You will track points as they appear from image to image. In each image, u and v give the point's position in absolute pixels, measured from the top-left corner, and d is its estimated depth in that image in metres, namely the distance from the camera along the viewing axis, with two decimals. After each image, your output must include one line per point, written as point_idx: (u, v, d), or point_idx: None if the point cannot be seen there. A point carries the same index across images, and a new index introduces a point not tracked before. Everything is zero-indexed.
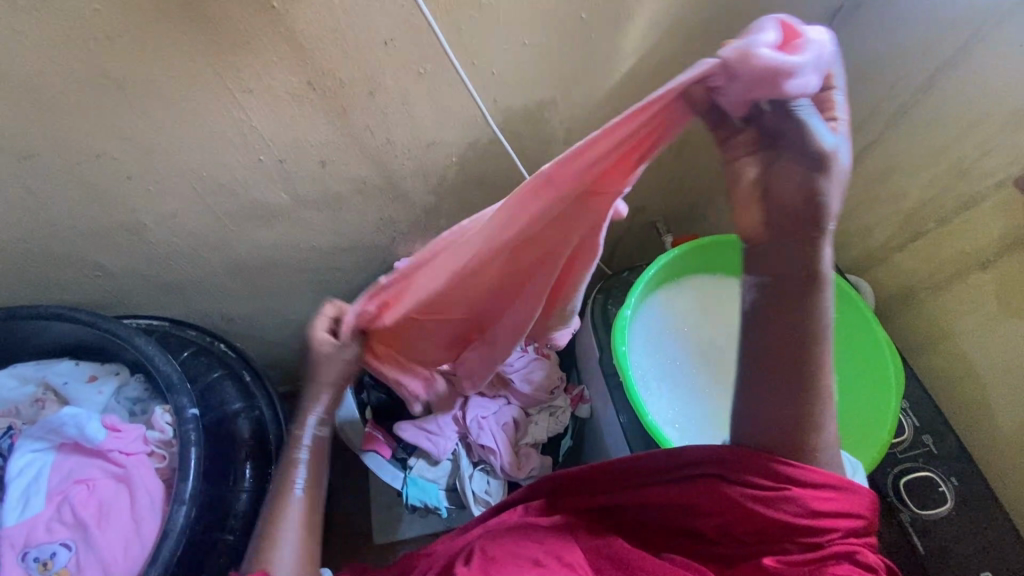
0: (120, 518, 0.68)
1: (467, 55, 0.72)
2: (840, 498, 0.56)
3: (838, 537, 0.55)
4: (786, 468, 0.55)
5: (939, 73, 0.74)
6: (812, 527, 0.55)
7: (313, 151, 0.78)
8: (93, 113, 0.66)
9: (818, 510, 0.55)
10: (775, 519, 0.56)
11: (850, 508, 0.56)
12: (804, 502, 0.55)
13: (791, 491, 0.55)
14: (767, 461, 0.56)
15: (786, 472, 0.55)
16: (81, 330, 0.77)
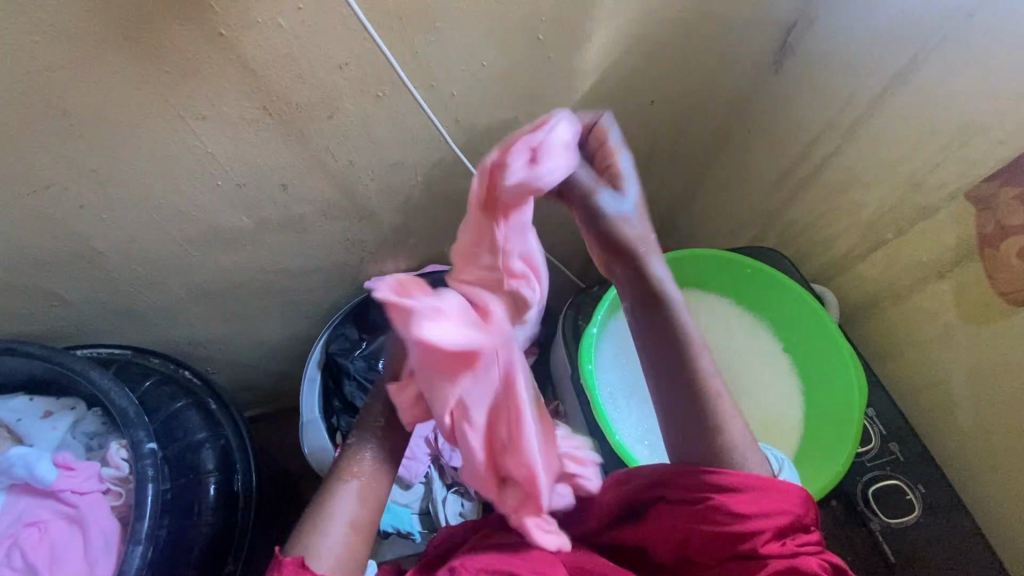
0: (72, 560, 0.67)
1: (425, 77, 0.72)
2: (766, 501, 0.52)
3: (775, 545, 0.51)
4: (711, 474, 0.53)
5: (891, 87, 0.76)
6: (744, 531, 0.51)
7: (274, 175, 0.77)
8: (38, 144, 0.64)
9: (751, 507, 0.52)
10: (707, 530, 0.52)
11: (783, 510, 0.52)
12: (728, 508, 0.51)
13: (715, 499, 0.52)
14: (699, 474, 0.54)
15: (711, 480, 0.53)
16: (33, 364, 0.74)
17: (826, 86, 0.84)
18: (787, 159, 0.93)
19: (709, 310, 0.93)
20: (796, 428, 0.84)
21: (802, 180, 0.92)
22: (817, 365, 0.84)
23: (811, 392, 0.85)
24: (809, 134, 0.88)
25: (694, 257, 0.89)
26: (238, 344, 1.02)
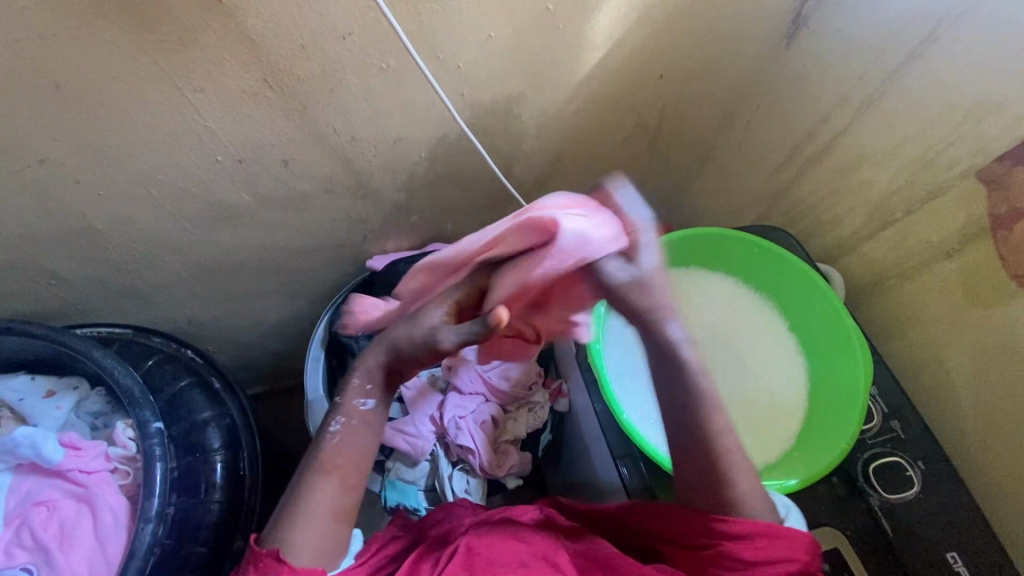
0: (84, 540, 0.66)
1: (430, 48, 0.70)
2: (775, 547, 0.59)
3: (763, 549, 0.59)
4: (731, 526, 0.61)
5: (907, 62, 0.74)
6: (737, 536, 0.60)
7: (275, 151, 0.75)
8: (32, 117, 0.62)
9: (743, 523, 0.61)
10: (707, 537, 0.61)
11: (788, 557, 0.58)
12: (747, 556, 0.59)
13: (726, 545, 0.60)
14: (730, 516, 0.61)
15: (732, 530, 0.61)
16: (34, 343, 0.73)
17: (840, 62, 0.82)
18: (796, 136, 0.92)
19: (715, 289, 0.92)
20: (801, 405, 0.85)
21: (810, 158, 0.91)
22: (823, 342, 0.85)
23: (814, 371, 0.86)
24: (820, 112, 0.87)
25: (701, 235, 0.88)
26: (238, 323, 1.02)
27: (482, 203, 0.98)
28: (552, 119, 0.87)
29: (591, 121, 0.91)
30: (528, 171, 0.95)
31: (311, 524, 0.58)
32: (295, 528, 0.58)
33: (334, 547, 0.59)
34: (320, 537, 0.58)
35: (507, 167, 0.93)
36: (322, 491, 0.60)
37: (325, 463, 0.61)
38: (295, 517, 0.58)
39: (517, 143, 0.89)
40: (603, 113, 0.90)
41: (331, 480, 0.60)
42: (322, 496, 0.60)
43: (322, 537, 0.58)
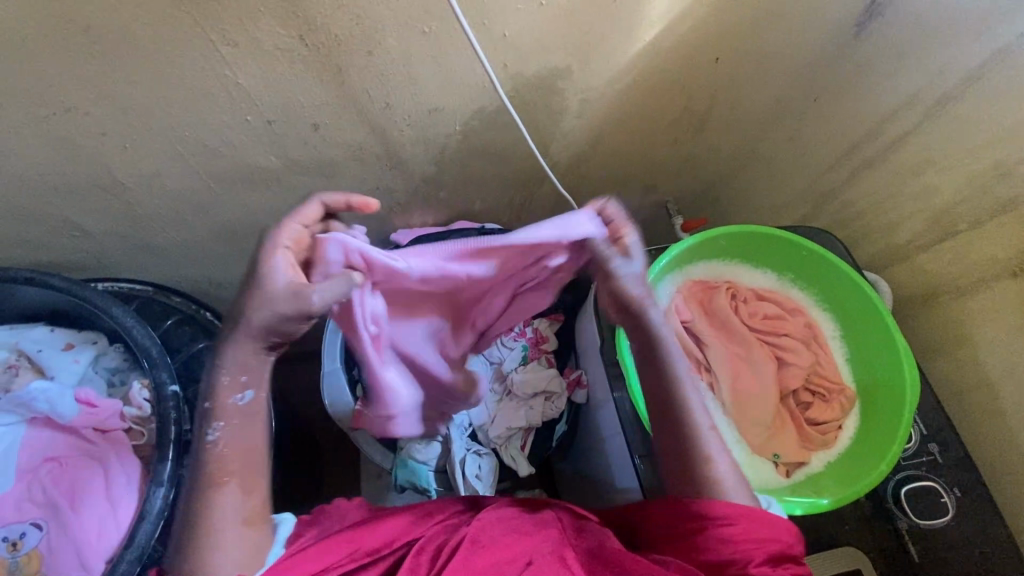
0: (94, 499, 0.65)
1: (476, 14, 0.65)
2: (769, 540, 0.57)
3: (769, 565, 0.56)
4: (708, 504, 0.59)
5: (994, 58, 0.69)
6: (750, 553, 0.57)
7: (305, 113, 0.72)
8: (59, 61, 0.59)
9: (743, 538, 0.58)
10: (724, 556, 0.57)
11: (771, 537, 0.58)
12: (726, 533, 0.58)
13: (714, 526, 0.58)
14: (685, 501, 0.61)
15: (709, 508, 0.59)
16: (53, 295, 0.72)
17: (915, 56, 0.74)
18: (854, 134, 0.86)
19: (758, 288, 0.87)
20: (850, 420, 0.79)
21: (868, 159, 0.86)
22: (869, 358, 0.81)
23: (866, 380, 0.81)
24: (884, 110, 0.81)
25: (748, 233, 0.83)
26: None
27: (512, 182, 0.94)
28: (596, 99, 0.83)
29: (636, 104, 0.85)
30: (565, 151, 0.91)
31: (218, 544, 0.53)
32: (209, 543, 0.53)
33: (259, 553, 0.55)
34: (245, 544, 0.54)
35: (543, 146, 0.88)
36: (224, 502, 0.54)
37: (224, 472, 0.54)
38: (202, 533, 0.53)
39: (556, 121, 0.84)
40: (649, 96, 0.85)
41: (230, 488, 0.54)
42: (227, 503, 0.54)
43: (247, 543, 0.55)
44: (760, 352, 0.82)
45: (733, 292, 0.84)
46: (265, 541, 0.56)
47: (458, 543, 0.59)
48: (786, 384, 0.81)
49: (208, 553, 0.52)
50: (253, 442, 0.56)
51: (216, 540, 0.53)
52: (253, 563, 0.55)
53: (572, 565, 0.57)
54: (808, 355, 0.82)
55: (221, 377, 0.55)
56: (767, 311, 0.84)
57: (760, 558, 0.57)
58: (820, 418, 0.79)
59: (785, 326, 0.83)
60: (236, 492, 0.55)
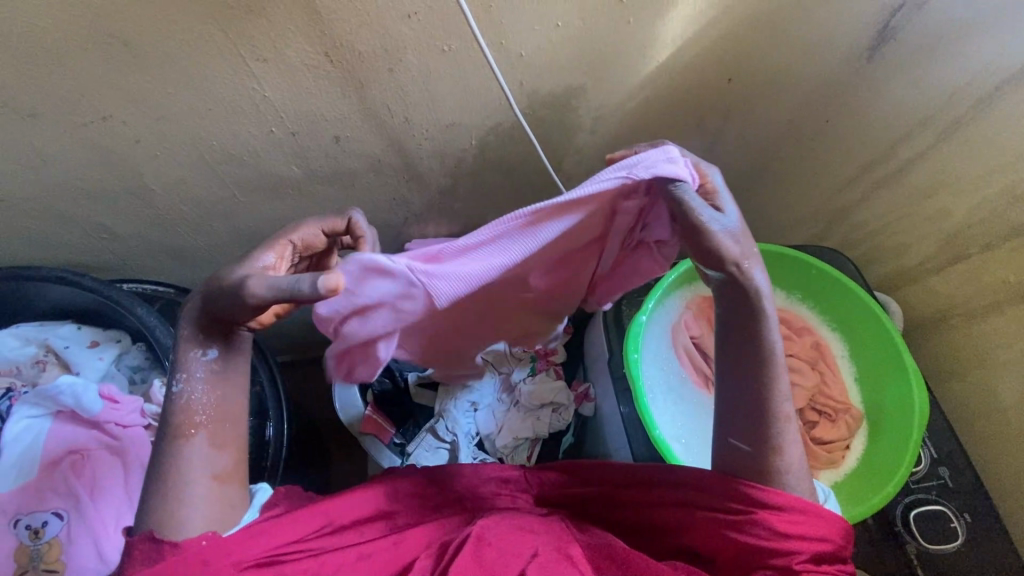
0: (113, 492, 0.67)
1: (495, 34, 0.68)
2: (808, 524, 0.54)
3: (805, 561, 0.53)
4: (754, 487, 0.55)
5: (999, 90, 0.72)
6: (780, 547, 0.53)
7: (328, 126, 0.75)
8: (101, 73, 0.63)
9: (788, 529, 0.54)
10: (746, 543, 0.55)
11: (818, 534, 0.54)
12: (770, 523, 0.54)
13: (757, 513, 0.54)
14: (730, 482, 0.57)
15: (754, 492, 0.55)
16: (83, 295, 0.76)
17: (928, 80, 0.75)
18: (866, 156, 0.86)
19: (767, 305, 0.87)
20: (856, 441, 0.79)
21: (879, 181, 0.86)
22: (878, 378, 0.80)
23: (874, 402, 0.80)
24: (896, 132, 0.82)
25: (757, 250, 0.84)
26: None
27: (525, 196, 0.96)
28: (610, 117, 0.85)
29: (649, 122, 0.87)
30: (578, 167, 0.93)
31: (189, 495, 0.52)
32: (177, 496, 0.52)
33: (230, 509, 0.54)
34: (215, 503, 0.53)
35: (557, 161, 0.90)
36: (193, 453, 0.53)
37: (191, 426, 0.54)
38: (173, 485, 0.52)
39: (570, 137, 0.86)
40: (662, 115, 0.86)
41: (196, 441, 0.54)
42: (196, 456, 0.53)
43: (216, 502, 0.53)
44: None
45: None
46: (238, 500, 0.55)
47: (463, 542, 0.58)
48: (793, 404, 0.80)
49: (178, 506, 0.52)
50: (228, 399, 0.55)
51: (182, 494, 0.52)
52: (227, 520, 0.54)
53: (576, 560, 0.56)
54: (814, 375, 0.81)
55: (199, 331, 0.54)
56: None
57: (804, 555, 0.53)
58: (826, 438, 0.78)
59: (791, 345, 0.83)
60: (207, 444, 0.54)
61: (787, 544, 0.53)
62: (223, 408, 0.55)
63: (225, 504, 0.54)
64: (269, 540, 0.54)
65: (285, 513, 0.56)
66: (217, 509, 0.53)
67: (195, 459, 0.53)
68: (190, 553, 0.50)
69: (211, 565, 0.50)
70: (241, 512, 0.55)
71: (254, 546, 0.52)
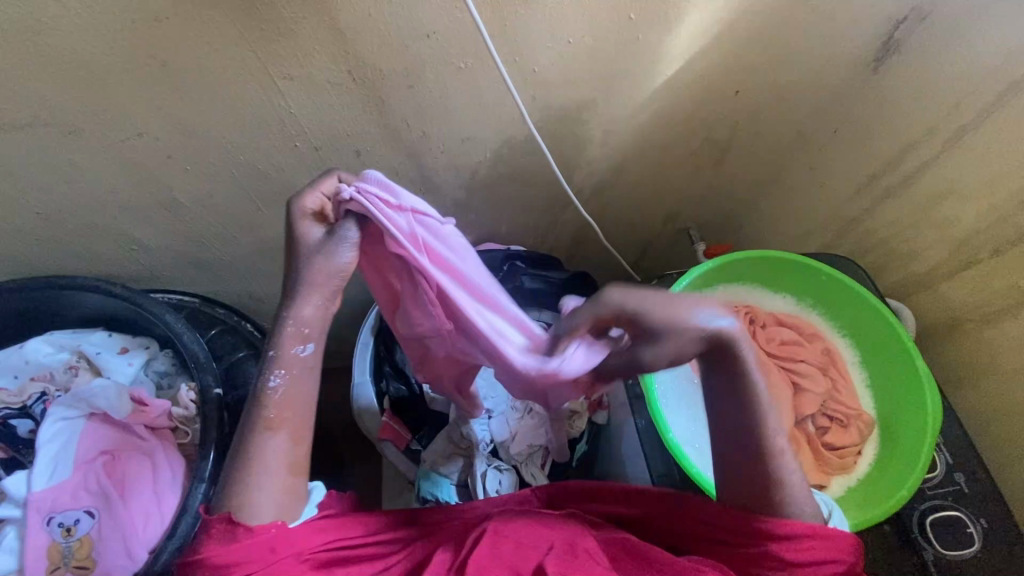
0: (141, 491, 0.69)
1: (509, 51, 0.71)
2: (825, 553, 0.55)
3: None
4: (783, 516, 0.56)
5: (1009, 93, 0.71)
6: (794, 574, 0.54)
7: (349, 141, 0.78)
8: (138, 92, 0.67)
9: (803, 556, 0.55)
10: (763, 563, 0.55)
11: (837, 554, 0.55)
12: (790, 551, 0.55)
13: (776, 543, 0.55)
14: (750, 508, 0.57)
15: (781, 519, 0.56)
16: (115, 302, 0.79)
17: (932, 90, 0.77)
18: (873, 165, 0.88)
19: (777, 312, 0.88)
20: (868, 447, 0.79)
21: (888, 189, 0.87)
22: (889, 384, 0.81)
23: (886, 407, 0.81)
24: (902, 141, 0.83)
25: (766, 258, 0.86)
26: None
27: (537, 207, 0.98)
28: (620, 130, 0.87)
29: (659, 134, 0.89)
30: (589, 179, 0.95)
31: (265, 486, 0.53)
32: (255, 485, 0.53)
33: (299, 501, 0.55)
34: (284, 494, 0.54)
35: (568, 173, 0.93)
36: (270, 449, 0.54)
37: (269, 420, 0.55)
38: (251, 476, 0.53)
39: (582, 150, 0.89)
40: (671, 127, 0.89)
41: (277, 437, 0.55)
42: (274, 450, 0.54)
43: (287, 495, 0.54)
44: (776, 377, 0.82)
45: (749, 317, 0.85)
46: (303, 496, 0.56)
47: (480, 535, 0.59)
48: (806, 411, 0.80)
49: (253, 492, 0.53)
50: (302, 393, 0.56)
51: (260, 483, 0.53)
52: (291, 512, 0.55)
53: (592, 552, 0.58)
54: (825, 381, 0.82)
55: (284, 328, 0.56)
56: (779, 336, 0.85)
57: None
58: (838, 444, 0.78)
59: (800, 351, 0.84)
60: (282, 438, 0.55)
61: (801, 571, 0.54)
62: (299, 402, 0.56)
63: (295, 497, 0.55)
64: (318, 538, 0.56)
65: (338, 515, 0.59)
66: (286, 502, 0.54)
67: (272, 451, 0.54)
68: (260, 539, 0.52)
69: (276, 553, 0.52)
70: (304, 505, 0.56)
71: (311, 540, 0.55)
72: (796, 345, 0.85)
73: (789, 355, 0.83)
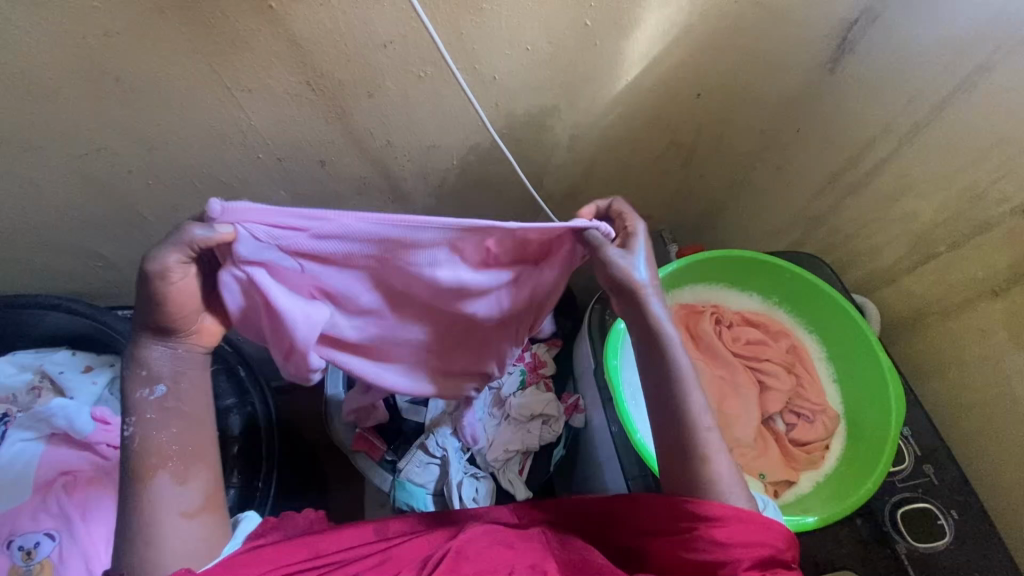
0: (103, 510, 0.68)
1: (468, 59, 0.71)
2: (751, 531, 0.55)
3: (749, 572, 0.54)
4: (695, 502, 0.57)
5: (956, 93, 0.73)
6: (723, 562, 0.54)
7: (313, 151, 0.78)
8: (93, 107, 0.66)
9: (729, 539, 0.55)
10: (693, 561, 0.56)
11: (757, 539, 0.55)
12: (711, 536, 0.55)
13: (698, 528, 0.56)
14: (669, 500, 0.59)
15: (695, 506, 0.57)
16: (77, 320, 0.78)
17: (885, 87, 0.79)
18: (835, 162, 0.89)
19: (744, 311, 0.89)
20: (835, 441, 0.81)
21: (849, 186, 0.89)
22: (855, 378, 0.82)
23: (852, 401, 0.82)
24: (861, 139, 0.84)
25: (731, 258, 0.86)
26: None
27: (509, 213, 0.99)
28: (585, 134, 0.88)
29: (624, 138, 0.90)
30: (558, 184, 0.96)
31: (166, 532, 0.54)
32: (156, 534, 0.54)
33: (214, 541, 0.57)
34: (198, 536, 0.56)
35: (537, 178, 0.93)
36: (163, 493, 0.55)
37: (150, 467, 0.55)
38: (152, 522, 0.54)
39: (548, 155, 0.89)
40: (636, 131, 0.90)
41: (161, 481, 0.55)
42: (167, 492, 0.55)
43: (201, 535, 0.57)
44: (742, 376, 0.83)
45: (716, 318, 0.87)
46: (225, 534, 0.59)
47: (441, 559, 0.60)
48: (770, 408, 0.82)
49: (162, 537, 0.54)
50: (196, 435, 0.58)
51: (161, 528, 0.54)
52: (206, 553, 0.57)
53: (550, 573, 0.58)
54: (789, 379, 0.83)
55: (134, 369, 0.56)
56: (745, 336, 0.86)
57: (746, 562, 0.54)
58: (805, 439, 0.80)
59: (766, 350, 0.85)
60: (169, 482, 0.55)
61: (730, 553, 0.55)
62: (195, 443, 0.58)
63: (208, 540, 0.57)
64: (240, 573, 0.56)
65: (264, 547, 0.61)
66: (201, 541, 0.56)
67: (164, 497, 0.55)
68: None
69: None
70: (222, 545, 0.59)
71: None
72: (762, 343, 0.86)
73: (754, 355, 0.85)
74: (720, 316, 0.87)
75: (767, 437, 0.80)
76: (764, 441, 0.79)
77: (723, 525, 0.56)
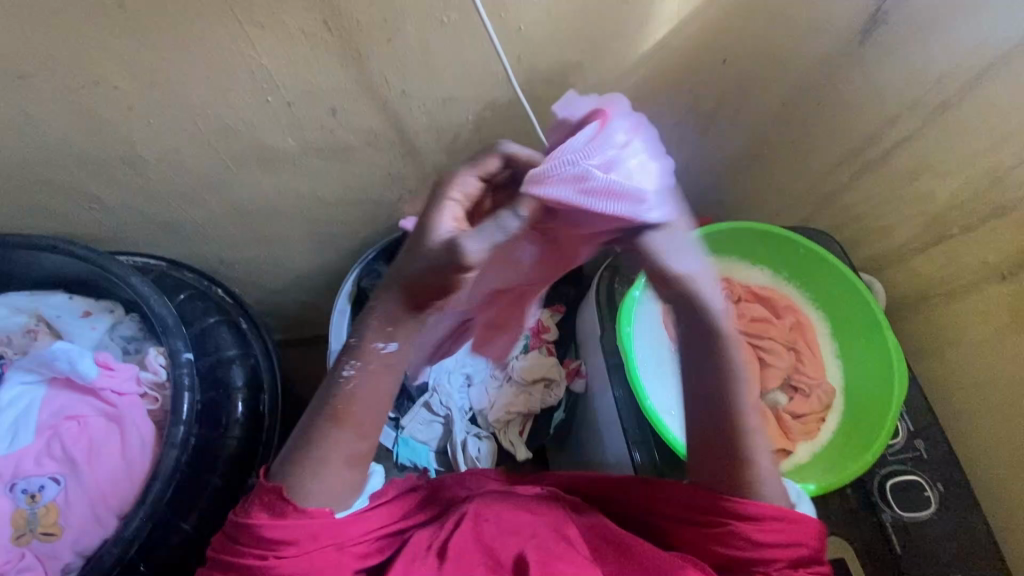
0: (111, 458, 0.67)
1: (495, 5, 0.68)
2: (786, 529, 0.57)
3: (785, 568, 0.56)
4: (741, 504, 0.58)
5: (990, 70, 0.72)
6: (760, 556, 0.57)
7: (325, 98, 0.74)
8: (92, 34, 0.61)
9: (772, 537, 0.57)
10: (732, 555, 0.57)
11: (798, 540, 0.57)
12: (748, 534, 0.57)
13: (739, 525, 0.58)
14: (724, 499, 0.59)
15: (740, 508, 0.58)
16: (75, 263, 0.75)
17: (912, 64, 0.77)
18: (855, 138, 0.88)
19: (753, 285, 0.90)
20: (832, 415, 0.82)
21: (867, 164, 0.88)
22: (858, 353, 0.84)
23: (851, 377, 0.84)
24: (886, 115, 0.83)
25: (746, 230, 0.86)
26: (265, 269, 1.03)
27: None
28: (605, 95, 0.85)
29: (645, 102, 0.88)
30: None
31: (324, 476, 0.55)
32: (307, 477, 0.55)
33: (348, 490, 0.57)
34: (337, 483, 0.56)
35: None
36: (334, 442, 0.56)
37: (344, 418, 0.56)
38: (310, 458, 0.55)
39: None
40: (657, 95, 0.87)
41: (347, 434, 0.56)
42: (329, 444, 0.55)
43: (346, 484, 0.57)
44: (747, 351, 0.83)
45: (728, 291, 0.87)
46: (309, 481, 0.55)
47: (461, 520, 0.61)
48: (768, 382, 0.82)
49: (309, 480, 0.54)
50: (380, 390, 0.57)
51: (318, 472, 0.55)
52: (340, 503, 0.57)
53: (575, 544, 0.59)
54: (790, 356, 0.84)
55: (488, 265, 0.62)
56: (750, 312, 0.87)
57: (781, 560, 0.56)
58: (800, 413, 0.81)
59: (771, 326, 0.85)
60: (350, 435, 0.56)
61: (766, 552, 0.57)
62: (373, 398, 0.57)
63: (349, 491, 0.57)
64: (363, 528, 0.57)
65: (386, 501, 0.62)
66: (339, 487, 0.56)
67: (341, 445, 0.56)
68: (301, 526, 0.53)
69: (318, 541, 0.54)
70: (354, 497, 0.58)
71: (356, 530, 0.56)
72: (769, 320, 0.86)
73: (758, 331, 0.85)
74: (729, 291, 0.87)
75: (765, 414, 0.80)
76: (762, 418, 0.80)
77: (762, 527, 0.57)
